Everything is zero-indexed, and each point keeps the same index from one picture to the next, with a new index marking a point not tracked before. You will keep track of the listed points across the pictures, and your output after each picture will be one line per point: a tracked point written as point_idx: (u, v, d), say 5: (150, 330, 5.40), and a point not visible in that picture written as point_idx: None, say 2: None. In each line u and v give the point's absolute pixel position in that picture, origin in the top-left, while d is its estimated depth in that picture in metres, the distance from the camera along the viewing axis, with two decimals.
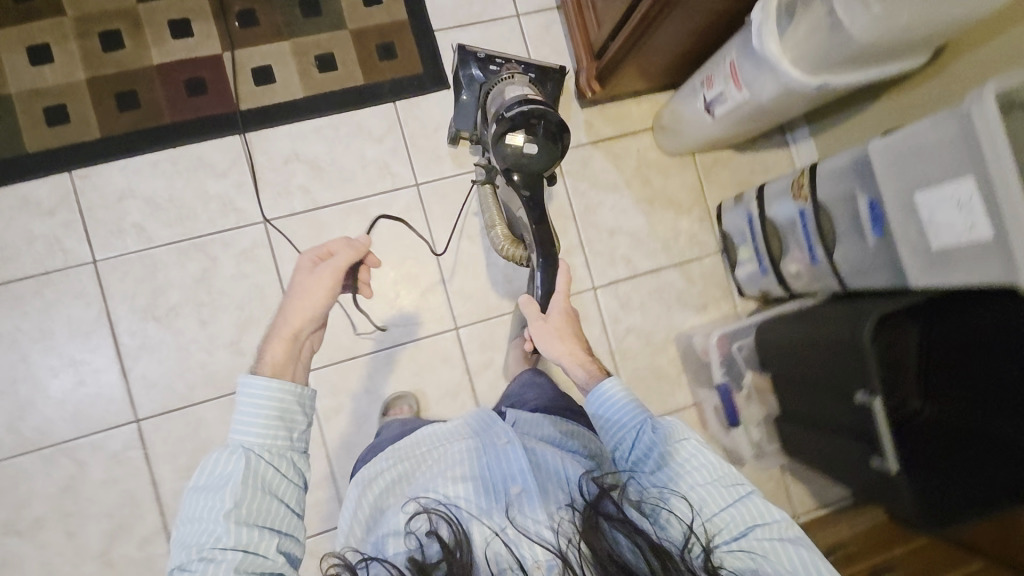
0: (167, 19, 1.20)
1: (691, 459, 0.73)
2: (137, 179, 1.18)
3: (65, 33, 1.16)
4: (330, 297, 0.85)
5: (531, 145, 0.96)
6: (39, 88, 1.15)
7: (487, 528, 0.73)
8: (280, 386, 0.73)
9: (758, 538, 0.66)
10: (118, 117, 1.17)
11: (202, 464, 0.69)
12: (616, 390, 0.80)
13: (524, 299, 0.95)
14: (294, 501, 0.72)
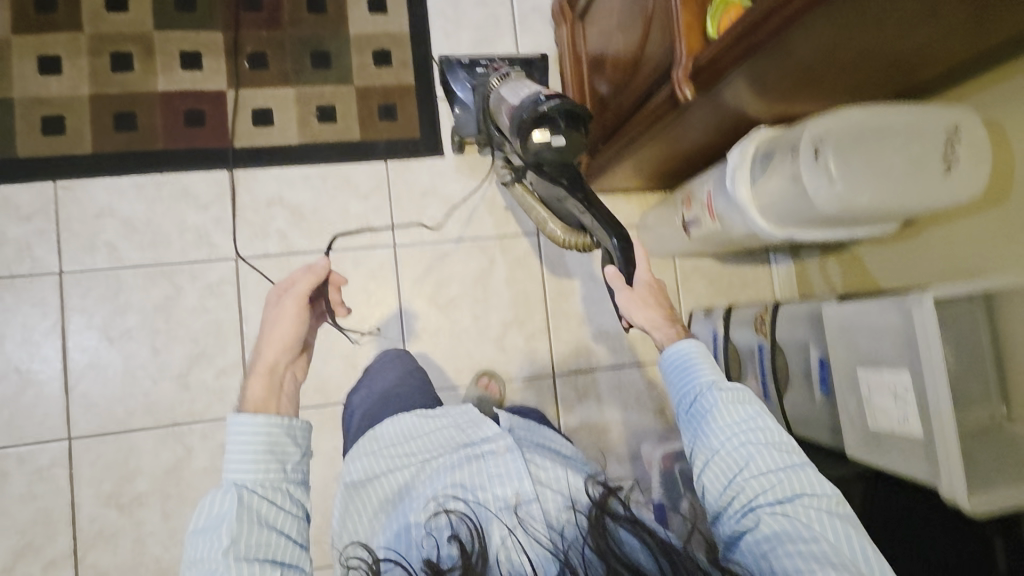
0: (180, 50, 1.23)
1: (745, 421, 0.69)
2: (118, 199, 1.19)
3: (79, 49, 1.19)
4: (300, 325, 0.80)
5: (559, 138, 0.90)
6: (42, 97, 1.17)
7: (504, 529, 0.73)
8: (268, 420, 0.69)
9: (804, 506, 0.62)
10: (113, 135, 1.19)
11: (196, 514, 0.64)
12: (685, 361, 0.76)
13: (610, 267, 0.89)
14: (296, 536, 0.66)
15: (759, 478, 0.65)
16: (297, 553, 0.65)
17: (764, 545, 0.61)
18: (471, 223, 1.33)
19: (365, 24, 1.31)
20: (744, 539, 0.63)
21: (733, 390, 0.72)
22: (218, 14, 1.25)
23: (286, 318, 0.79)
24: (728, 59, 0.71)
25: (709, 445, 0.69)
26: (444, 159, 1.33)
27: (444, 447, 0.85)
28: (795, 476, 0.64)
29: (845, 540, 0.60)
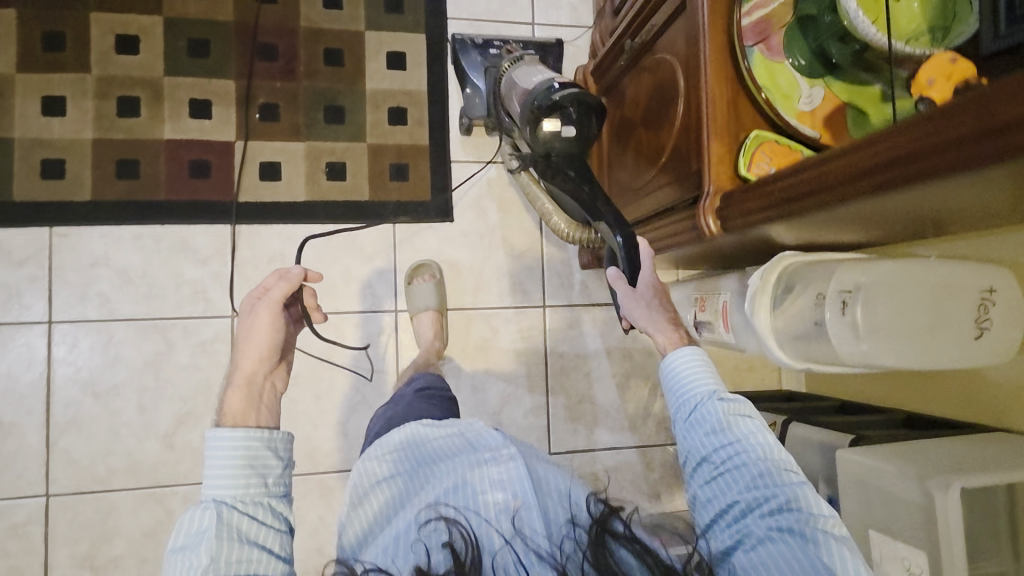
0: (189, 98, 1.19)
1: (743, 433, 0.72)
2: (114, 248, 1.16)
3: (85, 90, 1.16)
4: (275, 331, 0.81)
5: (569, 128, 0.92)
6: (43, 139, 1.14)
7: (496, 532, 0.71)
8: (247, 434, 0.68)
9: (799, 521, 0.63)
10: (114, 183, 1.16)
11: (176, 532, 0.62)
12: (693, 360, 0.81)
13: (615, 269, 0.89)
14: (279, 551, 0.64)
15: (753, 490, 0.67)
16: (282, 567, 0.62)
17: (756, 554, 0.62)
18: (477, 292, 1.30)
19: (382, 79, 1.28)
20: (737, 552, 0.64)
21: (734, 404, 0.75)
22: (231, 62, 1.22)
23: (259, 326, 0.80)
24: (753, 212, 0.67)
25: (705, 453, 0.73)
26: (454, 224, 1.30)
27: (446, 454, 0.85)
28: (790, 491, 0.66)
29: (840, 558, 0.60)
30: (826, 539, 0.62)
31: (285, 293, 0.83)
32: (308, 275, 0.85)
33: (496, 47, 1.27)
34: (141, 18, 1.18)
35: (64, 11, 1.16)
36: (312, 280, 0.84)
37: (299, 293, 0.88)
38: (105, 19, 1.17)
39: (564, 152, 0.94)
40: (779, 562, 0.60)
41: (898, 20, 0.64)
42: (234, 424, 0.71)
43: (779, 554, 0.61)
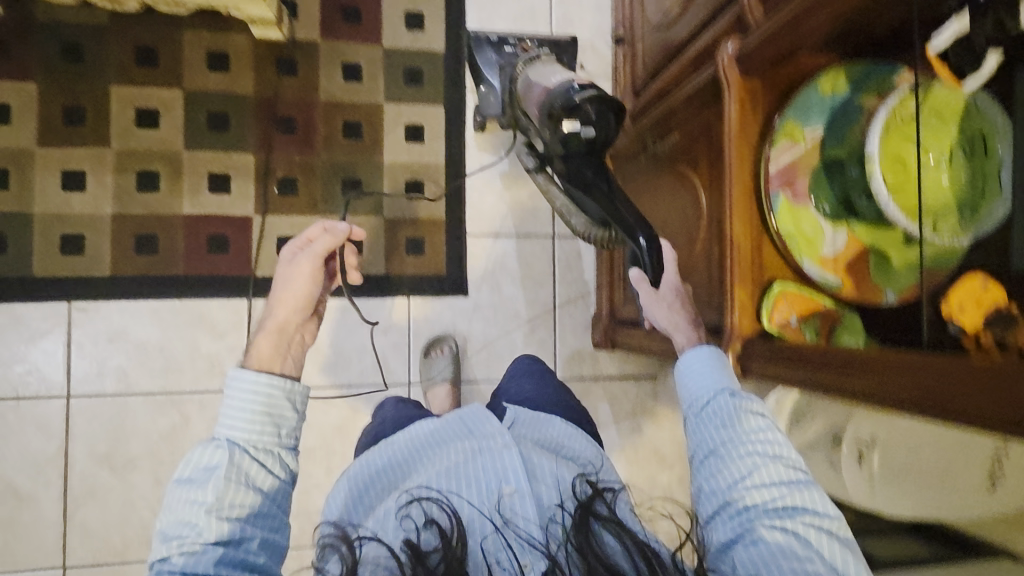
0: (208, 172, 1.20)
1: (757, 433, 0.66)
2: (133, 323, 1.17)
3: (104, 164, 1.16)
4: (316, 281, 0.80)
5: (588, 130, 0.86)
6: (63, 214, 1.15)
7: (482, 517, 0.71)
8: (269, 381, 0.67)
9: (804, 523, 0.59)
10: (133, 258, 1.17)
11: (182, 464, 0.62)
12: (714, 358, 0.74)
13: (637, 271, 0.85)
14: (278, 503, 0.64)
15: (763, 491, 0.61)
16: (278, 519, 0.64)
17: (756, 554, 0.57)
18: (489, 364, 1.32)
19: (401, 152, 1.28)
20: (735, 550, 0.59)
21: (748, 401, 0.69)
22: (250, 136, 1.22)
23: (301, 273, 0.79)
24: (769, 365, 0.70)
25: (713, 448, 0.66)
26: (467, 297, 1.31)
27: (442, 442, 0.81)
28: (800, 495, 0.60)
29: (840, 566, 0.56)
30: (829, 546, 0.57)
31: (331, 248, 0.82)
32: (352, 236, 0.83)
33: (511, 44, 1.27)
34: (161, 92, 1.19)
35: (85, 85, 1.16)
36: (357, 240, 0.83)
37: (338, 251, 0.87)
38: (125, 93, 1.17)
39: (581, 153, 0.89)
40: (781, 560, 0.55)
41: (928, 196, 0.65)
42: (259, 365, 0.70)
43: (784, 556, 0.56)
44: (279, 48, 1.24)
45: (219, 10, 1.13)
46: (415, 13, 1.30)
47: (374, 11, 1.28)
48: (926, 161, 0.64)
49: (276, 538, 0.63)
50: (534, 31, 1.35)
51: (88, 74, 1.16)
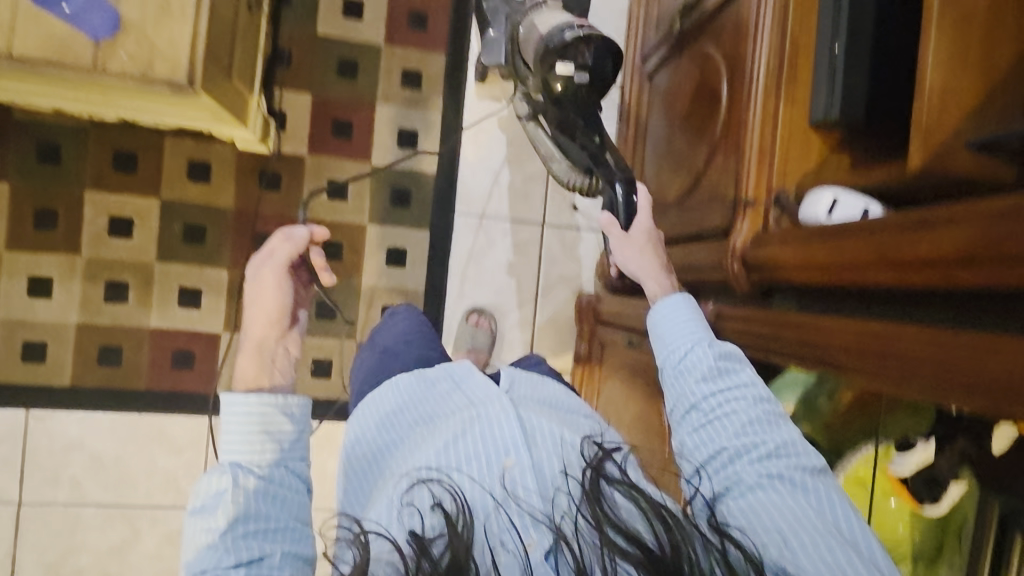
0: (180, 286, 1.18)
1: (733, 388, 0.63)
2: (90, 435, 1.15)
3: (73, 271, 1.14)
4: (287, 294, 0.76)
5: (581, 74, 0.88)
6: (26, 321, 1.12)
7: (485, 494, 0.60)
8: (261, 400, 0.64)
9: (789, 467, 0.57)
10: (95, 370, 1.15)
11: (194, 492, 0.59)
12: (685, 303, 0.72)
13: (608, 216, 0.87)
14: (296, 515, 0.59)
15: (744, 439, 0.59)
16: (300, 529, 0.59)
17: (747, 507, 0.56)
18: None
19: (380, 275, 1.25)
20: (726, 500, 0.58)
21: (726, 350, 0.66)
22: (227, 250, 1.19)
23: (270, 288, 0.75)
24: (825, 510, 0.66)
25: (693, 401, 0.64)
26: None
27: (431, 403, 0.74)
28: (780, 439, 0.58)
29: (828, 507, 0.55)
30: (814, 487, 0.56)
31: (293, 256, 0.76)
32: (317, 238, 0.78)
33: None
34: (137, 201, 1.15)
35: (59, 189, 1.12)
36: (320, 242, 0.77)
37: (305, 253, 0.81)
38: (99, 199, 1.14)
39: (575, 97, 0.91)
40: (769, 512, 0.55)
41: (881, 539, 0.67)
42: (247, 389, 0.68)
43: (771, 505, 0.55)
44: (262, 161, 1.20)
45: (199, 128, 1.09)
46: (408, 131, 1.25)
47: (367, 128, 1.23)
48: (889, 504, 0.67)
49: (303, 549, 0.57)
50: (531, 157, 1.31)
51: (62, 177, 1.12)
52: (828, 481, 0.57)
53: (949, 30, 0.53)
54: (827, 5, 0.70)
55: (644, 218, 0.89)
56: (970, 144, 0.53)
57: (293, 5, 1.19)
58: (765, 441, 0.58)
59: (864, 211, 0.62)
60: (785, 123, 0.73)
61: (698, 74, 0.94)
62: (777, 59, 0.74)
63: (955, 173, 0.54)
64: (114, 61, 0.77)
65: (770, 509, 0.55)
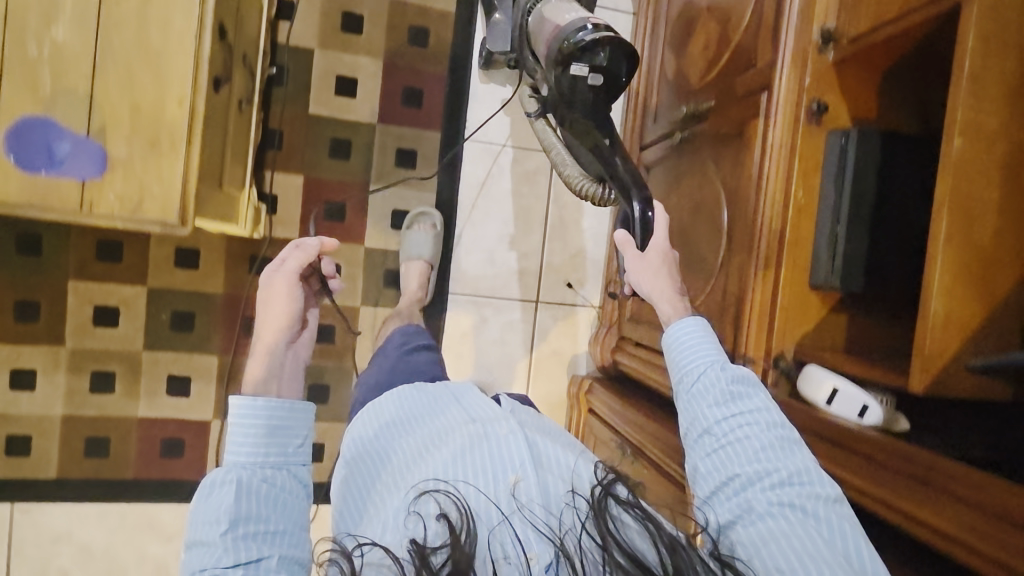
0: (168, 373, 1.15)
1: (747, 414, 0.61)
2: (78, 525, 1.14)
3: (57, 362, 1.11)
4: (298, 299, 0.76)
5: (596, 76, 0.87)
6: (10, 414, 1.10)
7: (490, 510, 0.59)
8: (271, 405, 0.62)
9: (801, 496, 0.55)
10: (82, 462, 1.13)
11: (198, 492, 0.57)
12: (698, 328, 0.70)
13: (622, 233, 0.85)
14: (293, 520, 0.57)
15: (758, 465, 0.58)
16: (298, 535, 0.56)
17: (762, 534, 0.54)
18: None
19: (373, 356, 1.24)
20: (735, 528, 0.56)
21: (740, 373, 0.65)
22: (216, 336, 1.17)
23: (282, 294, 0.75)
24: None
25: (708, 423, 0.62)
26: None
27: (434, 418, 0.74)
28: (794, 466, 0.57)
29: (840, 536, 0.53)
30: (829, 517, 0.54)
31: (307, 263, 0.78)
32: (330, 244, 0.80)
33: None
34: (123, 289, 1.13)
35: (42, 279, 1.10)
36: (330, 249, 0.79)
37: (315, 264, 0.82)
38: (83, 288, 1.11)
39: (589, 101, 0.90)
40: (782, 542, 0.53)
41: None
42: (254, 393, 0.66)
43: (780, 533, 0.53)
44: (253, 245, 1.17)
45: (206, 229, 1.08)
46: (401, 211, 1.23)
47: (360, 210, 1.21)
48: None
49: (299, 554, 0.56)
50: (526, 233, 1.31)
51: (45, 267, 1.10)
52: (842, 511, 0.55)
53: (954, 257, 0.55)
54: (831, 175, 0.73)
55: (662, 236, 0.86)
56: (972, 367, 0.54)
57: (285, 84, 1.15)
58: (780, 469, 0.57)
59: (863, 406, 0.64)
60: (788, 285, 0.74)
61: (696, 194, 0.92)
62: (780, 219, 0.74)
63: (956, 393, 0.56)
64: (103, 202, 0.74)
65: (786, 538, 0.53)
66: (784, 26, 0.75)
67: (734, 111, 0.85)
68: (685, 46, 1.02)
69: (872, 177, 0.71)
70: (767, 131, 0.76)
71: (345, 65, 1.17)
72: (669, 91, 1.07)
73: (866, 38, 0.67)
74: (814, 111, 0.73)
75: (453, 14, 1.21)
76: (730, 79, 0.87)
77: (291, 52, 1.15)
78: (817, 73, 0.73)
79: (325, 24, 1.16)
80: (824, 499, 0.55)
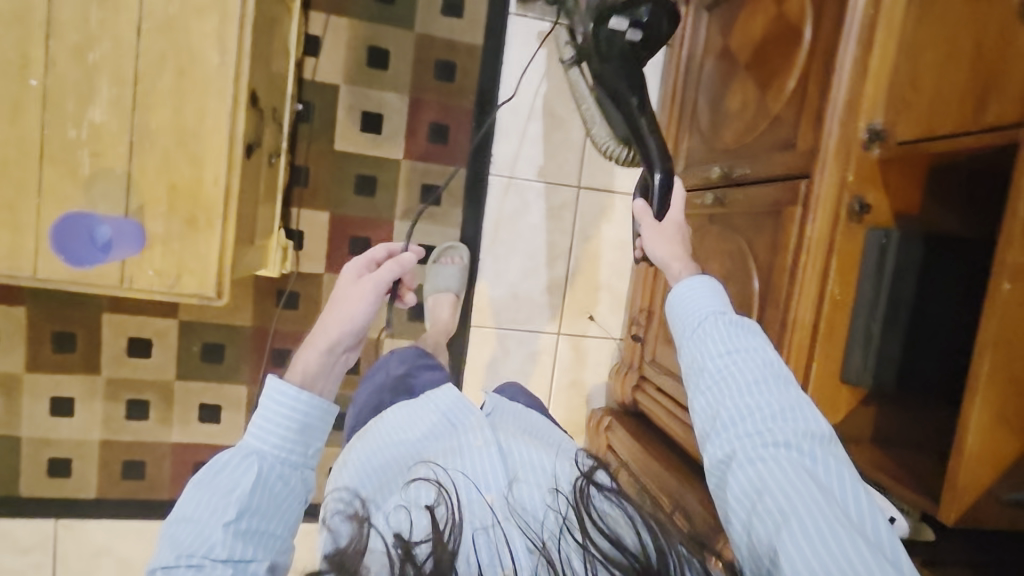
0: (199, 402, 1.19)
1: (746, 353, 0.57)
2: (117, 541, 1.20)
3: (94, 391, 1.16)
4: (376, 308, 0.77)
5: (635, 32, 0.96)
6: (51, 439, 1.15)
7: (478, 513, 0.61)
8: (307, 398, 0.63)
9: (799, 436, 0.51)
10: (119, 483, 1.19)
11: (206, 465, 0.59)
12: (703, 282, 0.65)
13: (641, 202, 0.81)
14: (284, 527, 0.59)
15: (750, 399, 0.54)
16: (285, 540, 0.59)
17: (756, 473, 0.49)
18: None
19: None
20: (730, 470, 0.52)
21: (741, 318, 0.60)
22: (245, 366, 1.20)
23: (364, 298, 0.76)
24: None
25: (700, 360, 0.58)
26: None
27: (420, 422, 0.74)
28: (788, 402, 0.53)
29: (837, 480, 0.49)
30: (823, 456, 0.50)
31: (398, 276, 0.79)
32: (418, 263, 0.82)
33: None
34: (156, 321, 1.16)
35: (76, 311, 1.13)
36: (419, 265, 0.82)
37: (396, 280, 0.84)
38: (117, 320, 1.14)
39: (625, 51, 0.96)
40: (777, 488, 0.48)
41: None
42: (301, 385, 0.67)
43: (778, 478, 0.48)
44: (280, 279, 1.19)
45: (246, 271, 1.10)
46: (426, 246, 1.24)
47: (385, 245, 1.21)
48: None
49: (281, 558, 0.59)
50: (550, 267, 1.31)
51: (80, 300, 1.13)
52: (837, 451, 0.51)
53: (994, 393, 0.55)
54: (869, 272, 0.72)
55: (678, 211, 0.83)
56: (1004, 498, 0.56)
57: (312, 121, 1.14)
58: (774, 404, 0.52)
59: (889, 517, 0.66)
60: (819, 379, 0.74)
61: (727, 262, 0.92)
62: (813, 314, 0.74)
63: (988, 523, 0.57)
64: (141, 277, 0.76)
65: (780, 477, 0.48)
66: (828, 114, 0.73)
67: (769, 189, 0.83)
68: (720, 100, 0.99)
69: (912, 280, 0.71)
70: (805, 223, 0.74)
71: (372, 101, 1.16)
72: (700, 141, 1.05)
73: (914, 145, 0.67)
74: (855, 209, 0.72)
75: (480, 48, 1.19)
76: (765, 153, 0.85)
77: (317, 89, 1.14)
78: (860, 168, 0.71)
79: (352, 59, 1.14)
80: (822, 439, 0.51)
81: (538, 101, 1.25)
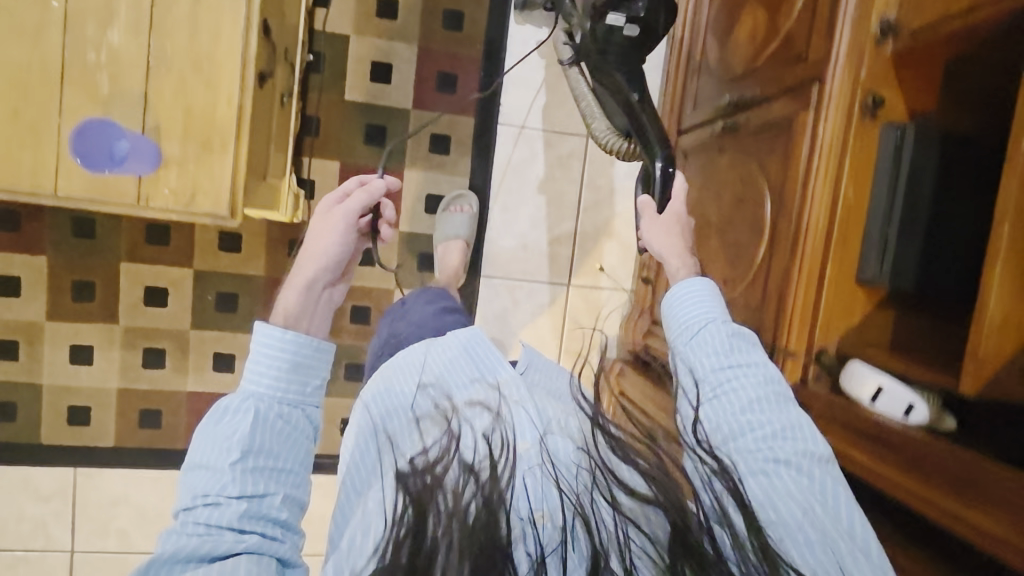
0: (214, 351, 1.21)
1: (745, 367, 0.57)
2: (135, 490, 1.22)
3: (112, 339, 1.18)
4: (349, 236, 0.80)
5: (633, 27, 0.95)
6: (71, 387, 1.17)
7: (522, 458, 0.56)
8: (295, 338, 0.62)
9: (799, 454, 0.51)
10: (136, 432, 1.20)
11: (208, 415, 0.56)
12: (700, 289, 0.66)
13: (643, 197, 0.83)
14: (298, 461, 0.56)
15: (750, 415, 0.53)
16: (301, 475, 0.56)
17: (758, 487, 0.49)
18: None
19: None
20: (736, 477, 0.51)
21: (740, 330, 0.60)
22: (259, 315, 1.22)
23: (334, 232, 0.78)
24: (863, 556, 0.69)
25: (698, 374, 0.58)
26: None
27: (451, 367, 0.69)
28: (788, 420, 0.53)
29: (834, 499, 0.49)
30: (821, 475, 0.50)
31: (367, 205, 0.82)
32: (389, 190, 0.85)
33: None
34: (171, 271, 1.18)
35: (95, 260, 1.15)
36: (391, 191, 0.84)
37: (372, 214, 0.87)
38: (134, 270, 1.16)
39: (622, 47, 0.97)
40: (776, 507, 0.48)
41: None
42: (287, 324, 0.68)
43: (779, 494, 0.49)
44: (293, 229, 1.21)
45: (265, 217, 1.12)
46: (435, 196, 1.25)
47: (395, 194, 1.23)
48: None
49: (299, 494, 0.55)
50: (558, 217, 1.31)
51: (98, 250, 1.15)
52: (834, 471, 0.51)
53: (1015, 260, 0.54)
54: (884, 170, 0.72)
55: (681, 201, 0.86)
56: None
57: (322, 71, 1.16)
58: (772, 422, 0.52)
59: (908, 406, 0.65)
60: (834, 282, 0.74)
61: (737, 187, 0.92)
62: (827, 213, 0.74)
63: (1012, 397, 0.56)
64: (158, 197, 0.78)
65: (785, 494, 0.48)
66: (839, 19, 0.73)
67: (782, 103, 0.83)
68: (729, 33, 0.99)
69: (932, 175, 0.69)
70: (817, 126, 0.75)
71: (382, 51, 1.18)
72: (709, 76, 1.05)
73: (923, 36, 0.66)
74: (868, 105, 0.72)
75: None
76: (777, 71, 0.85)
77: (327, 39, 1.16)
78: (872, 67, 0.72)
79: (361, 11, 1.16)
80: (820, 458, 0.51)
81: (545, 52, 1.26)
